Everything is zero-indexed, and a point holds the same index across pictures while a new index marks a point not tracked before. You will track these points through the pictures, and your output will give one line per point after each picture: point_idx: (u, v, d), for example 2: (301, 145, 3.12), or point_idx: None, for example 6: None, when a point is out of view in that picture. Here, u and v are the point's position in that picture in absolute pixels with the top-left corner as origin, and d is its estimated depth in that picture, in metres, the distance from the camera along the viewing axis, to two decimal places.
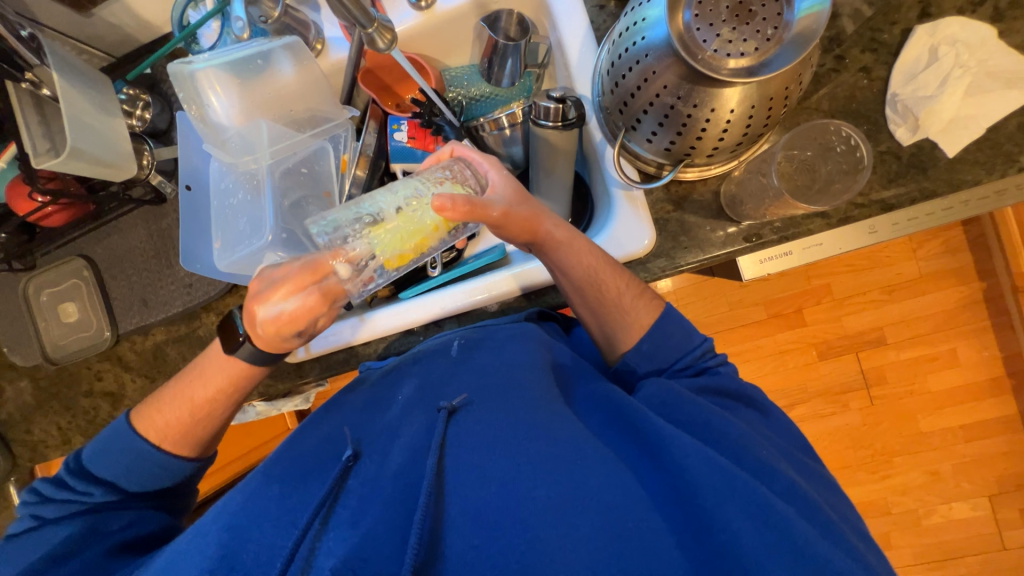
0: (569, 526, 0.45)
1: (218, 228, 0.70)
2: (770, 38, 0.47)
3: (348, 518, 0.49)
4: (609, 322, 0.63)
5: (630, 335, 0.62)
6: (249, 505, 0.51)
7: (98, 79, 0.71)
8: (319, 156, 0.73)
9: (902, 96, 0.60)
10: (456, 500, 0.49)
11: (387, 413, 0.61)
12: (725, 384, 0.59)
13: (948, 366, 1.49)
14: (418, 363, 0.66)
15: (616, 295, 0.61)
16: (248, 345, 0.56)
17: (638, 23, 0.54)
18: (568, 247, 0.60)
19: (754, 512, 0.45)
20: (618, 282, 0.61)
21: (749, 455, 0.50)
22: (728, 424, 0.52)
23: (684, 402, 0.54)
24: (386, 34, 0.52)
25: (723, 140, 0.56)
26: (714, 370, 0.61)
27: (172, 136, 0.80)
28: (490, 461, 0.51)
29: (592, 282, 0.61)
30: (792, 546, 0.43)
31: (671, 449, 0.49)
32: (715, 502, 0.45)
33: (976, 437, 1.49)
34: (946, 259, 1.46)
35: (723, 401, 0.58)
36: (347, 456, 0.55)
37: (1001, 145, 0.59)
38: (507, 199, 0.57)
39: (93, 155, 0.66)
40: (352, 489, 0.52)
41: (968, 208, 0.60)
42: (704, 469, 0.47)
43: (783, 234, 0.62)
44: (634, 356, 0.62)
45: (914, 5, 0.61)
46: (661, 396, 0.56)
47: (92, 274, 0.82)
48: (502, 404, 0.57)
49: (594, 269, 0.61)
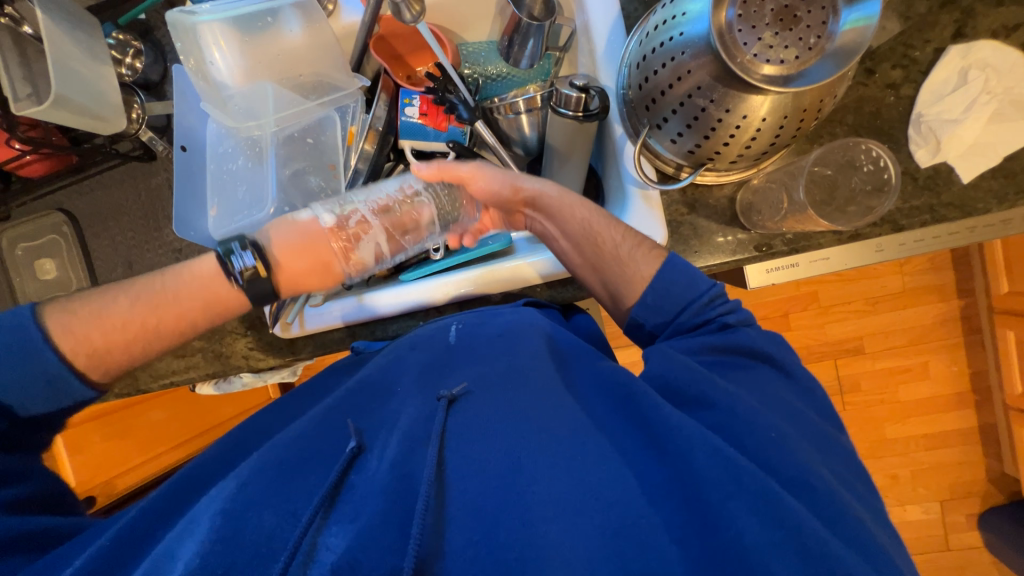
0: (569, 521, 0.45)
1: (215, 193, 0.66)
2: (812, 48, 0.46)
3: (346, 511, 0.48)
4: (614, 279, 0.61)
5: (637, 287, 0.59)
6: (241, 493, 0.49)
7: (86, 21, 0.65)
8: (325, 126, 0.69)
9: (927, 118, 0.60)
10: (456, 495, 0.48)
11: (387, 404, 0.60)
12: (741, 342, 0.56)
13: (919, 378, 1.55)
14: (414, 349, 0.66)
15: (613, 248, 0.61)
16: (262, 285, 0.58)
17: (677, 17, 0.52)
18: (560, 207, 0.64)
19: (763, 507, 0.43)
20: (615, 234, 0.61)
21: (758, 437, 0.48)
22: (736, 404, 0.50)
23: (691, 378, 0.53)
24: (414, 5, 0.49)
25: (751, 147, 0.55)
26: (734, 327, 0.57)
27: (165, 89, 0.74)
28: (489, 453, 0.50)
29: (590, 237, 0.62)
30: (800, 547, 0.42)
31: (676, 438, 0.49)
32: (720, 497, 0.44)
33: (937, 446, 1.57)
34: (931, 275, 1.50)
35: (735, 362, 0.55)
36: (352, 446, 0.53)
37: (1015, 175, 0.60)
38: (487, 178, 0.68)
39: (80, 104, 0.61)
40: (353, 484, 0.50)
41: (975, 234, 0.61)
42: (710, 462, 0.46)
43: (793, 246, 0.63)
44: (643, 310, 0.59)
45: (949, 24, 0.60)
46: (668, 372, 0.54)
47: (73, 230, 0.78)
48: (503, 394, 0.56)
49: (588, 223, 0.62)
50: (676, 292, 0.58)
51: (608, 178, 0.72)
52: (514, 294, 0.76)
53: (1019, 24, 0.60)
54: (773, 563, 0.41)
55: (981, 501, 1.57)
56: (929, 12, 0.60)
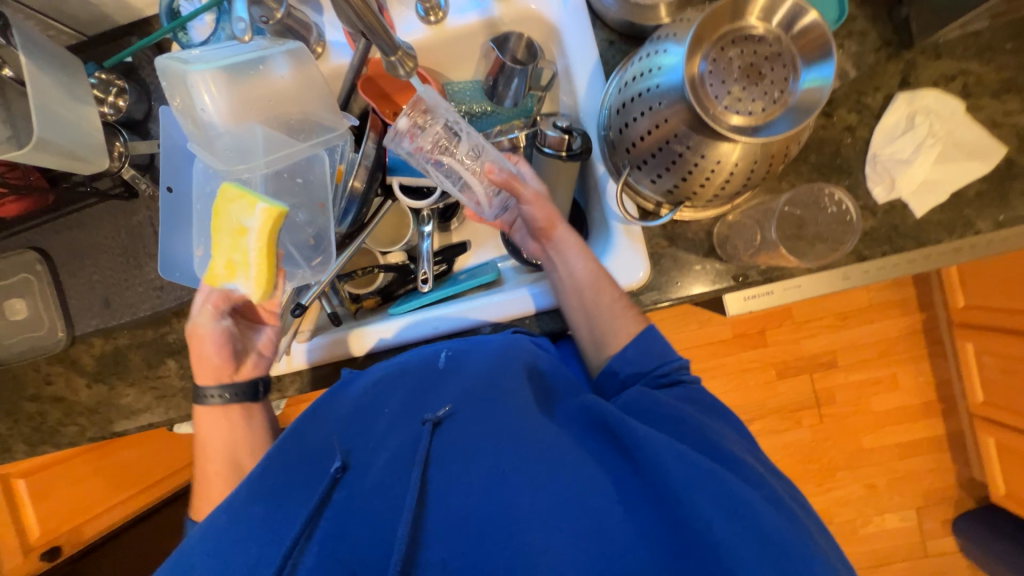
0: (552, 528, 0.45)
1: (201, 233, 0.66)
2: (777, 101, 0.50)
3: (330, 532, 0.48)
4: (600, 330, 0.65)
5: (619, 340, 0.64)
6: (230, 532, 0.49)
7: (69, 62, 0.64)
8: (313, 163, 0.68)
9: (881, 158, 0.65)
10: (440, 508, 0.49)
11: (378, 422, 0.59)
12: (701, 396, 0.61)
13: (889, 389, 1.62)
14: (406, 374, 0.65)
15: (609, 303, 0.64)
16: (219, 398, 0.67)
17: (652, 70, 0.55)
18: (577, 252, 0.66)
19: (725, 500, 0.45)
20: (614, 293, 0.65)
21: (720, 454, 0.51)
22: (701, 426, 0.55)
23: (659, 404, 0.57)
24: (408, 62, 0.51)
25: (726, 187, 0.58)
26: (686, 382, 0.62)
27: (149, 127, 0.74)
28: (471, 468, 0.51)
29: (587, 286, 0.65)
30: (771, 545, 0.43)
31: (643, 446, 0.50)
32: (685, 492, 0.45)
33: (910, 455, 1.63)
34: (894, 291, 1.58)
35: (702, 410, 0.60)
36: (335, 468, 0.53)
37: (962, 210, 0.65)
38: (540, 190, 0.67)
39: (62, 147, 0.60)
40: (337, 503, 0.50)
41: (929, 263, 0.65)
42: (676, 464, 0.47)
43: (767, 276, 0.66)
44: (618, 360, 0.63)
45: (896, 73, 0.66)
46: (638, 408, 0.57)
47: (47, 269, 0.76)
48: (488, 412, 0.57)
49: (596, 276, 0.65)
50: (650, 351, 0.63)
51: (593, 211, 0.75)
52: (505, 327, 0.75)
53: (957, 74, 0.65)
54: (737, 554, 0.42)
55: (952, 507, 1.64)
56: (878, 62, 0.66)
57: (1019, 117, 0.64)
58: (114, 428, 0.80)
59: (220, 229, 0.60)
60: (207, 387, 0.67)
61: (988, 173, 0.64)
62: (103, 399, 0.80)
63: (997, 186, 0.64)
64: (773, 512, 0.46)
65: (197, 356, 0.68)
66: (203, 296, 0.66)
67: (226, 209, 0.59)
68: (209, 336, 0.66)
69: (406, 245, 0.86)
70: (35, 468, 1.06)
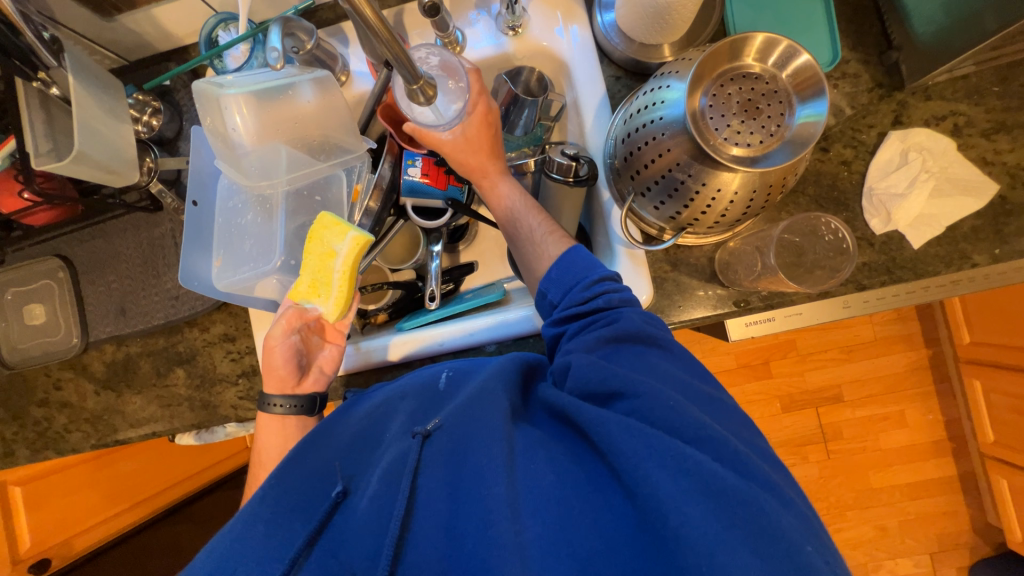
0: (526, 522, 0.47)
1: (222, 245, 0.68)
2: (773, 134, 0.53)
3: (329, 548, 0.51)
4: (528, 256, 0.69)
5: (543, 265, 0.66)
6: (233, 548, 0.51)
7: (112, 84, 0.68)
8: (331, 182, 0.74)
9: (878, 191, 0.67)
10: (422, 513, 0.51)
11: (376, 451, 0.62)
12: (630, 328, 0.57)
13: (897, 426, 1.59)
14: (406, 398, 0.67)
15: (529, 231, 0.69)
16: (280, 407, 0.68)
17: (656, 104, 0.58)
18: (502, 185, 0.72)
19: (671, 465, 0.45)
20: (535, 221, 0.69)
21: (664, 412, 0.49)
22: (645, 385, 0.51)
23: (604, 374, 0.53)
24: (428, 90, 0.50)
25: (725, 216, 0.60)
26: (620, 312, 0.58)
27: (178, 145, 0.79)
28: (450, 475, 0.53)
29: (512, 219, 0.71)
30: (727, 501, 0.43)
31: (595, 428, 0.50)
32: (635, 462, 0.46)
33: (921, 496, 1.58)
34: (898, 326, 1.58)
35: (636, 349, 0.56)
36: (335, 493, 0.56)
37: (958, 243, 0.66)
38: (457, 143, 0.69)
39: (97, 160, 0.64)
40: (338, 523, 0.54)
41: (927, 293, 0.67)
42: (624, 439, 0.47)
43: (768, 302, 0.68)
44: (545, 283, 0.63)
45: (888, 112, 0.69)
46: (580, 381, 0.55)
47: (68, 276, 0.79)
48: (465, 420, 0.57)
49: (517, 211, 0.71)
50: (572, 269, 0.62)
51: (597, 236, 0.77)
52: (509, 346, 0.78)
53: (948, 115, 0.68)
54: (694, 532, 0.41)
55: (967, 552, 1.58)
56: (871, 102, 0.69)
57: (1009, 157, 0.67)
58: (117, 436, 0.81)
59: (311, 251, 0.67)
60: (272, 396, 0.69)
61: (982, 209, 0.66)
62: (108, 407, 0.81)
63: (991, 221, 0.66)
64: (717, 463, 0.45)
65: (266, 367, 0.70)
66: (281, 313, 0.71)
67: (320, 234, 0.66)
68: (280, 346, 0.69)
69: (415, 263, 0.88)
70: (28, 477, 1.05)
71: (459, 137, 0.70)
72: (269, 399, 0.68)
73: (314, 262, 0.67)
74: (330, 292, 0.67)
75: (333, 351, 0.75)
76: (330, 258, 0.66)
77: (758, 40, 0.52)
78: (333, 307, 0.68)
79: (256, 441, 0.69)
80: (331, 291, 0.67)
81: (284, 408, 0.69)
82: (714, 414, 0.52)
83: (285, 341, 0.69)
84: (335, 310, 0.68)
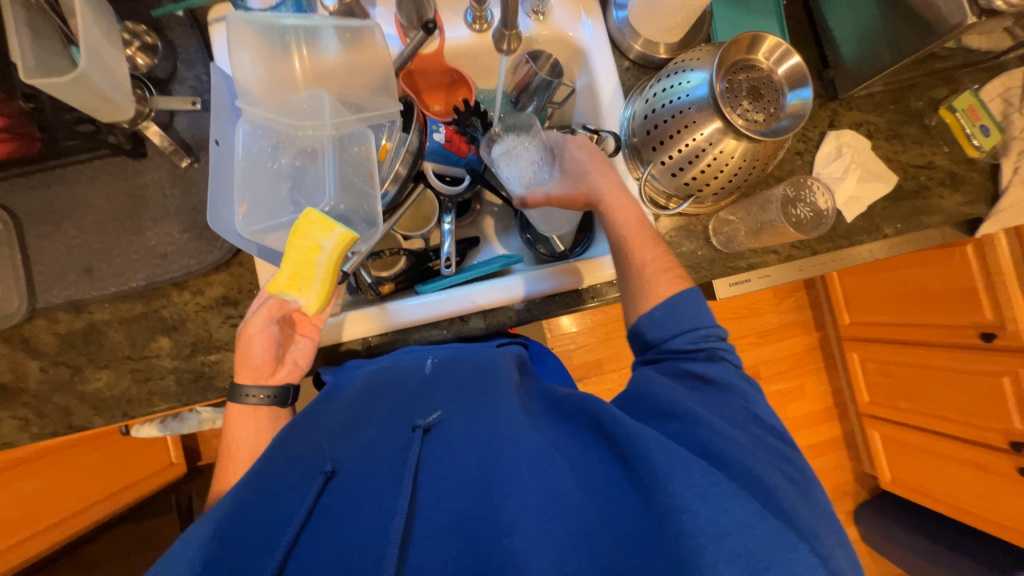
0: (541, 532, 0.45)
1: (245, 190, 0.63)
2: (772, 115, 0.66)
3: (321, 533, 0.46)
4: (630, 290, 0.67)
5: (647, 302, 0.64)
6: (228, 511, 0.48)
7: (104, 8, 0.60)
8: (360, 137, 0.67)
9: (823, 176, 0.86)
10: (425, 513, 0.47)
11: (363, 434, 0.57)
12: (721, 373, 0.58)
13: (800, 397, 1.91)
14: (389, 379, 0.66)
15: (639, 266, 0.66)
16: (252, 399, 0.64)
17: (679, 85, 0.69)
18: (614, 213, 0.68)
19: (712, 497, 0.44)
20: (648, 255, 0.67)
21: (713, 442, 0.50)
22: (702, 417, 0.52)
23: (665, 395, 0.55)
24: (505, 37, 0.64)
25: (731, 182, 0.72)
26: (713, 357, 0.60)
27: (173, 88, 0.71)
28: (462, 470, 0.51)
29: (621, 250, 0.69)
30: (756, 541, 0.42)
31: (634, 443, 0.48)
32: (672, 485, 0.45)
33: (819, 454, 1.91)
34: (797, 312, 1.92)
35: (713, 387, 0.57)
36: (324, 468, 0.52)
37: (874, 219, 0.87)
38: (560, 182, 0.71)
39: (97, 85, 0.56)
40: (322, 509, 0.48)
41: (853, 258, 0.87)
42: (666, 461, 0.46)
43: (751, 263, 0.82)
44: (645, 321, 0.63)
45: (825, 117, 0.89)
46: (641, 398, 0.57)
47: (11, 229, 0.66)
48: (480, 419, 0.56)
49: (628, 242, 0.68)
50: (682, 313, 0.62)
51: None
52: (539, 305, 0.81)
53: (863, 123, 0.90)
54: (714, 557, 0.42)
55: (853, 498, 1.92)
56: (814, 109, 0.89)
57: (902, 156, 0.90)
58: (68, 424, 0.67)
59: (293, 245, 0.60)
60: (245, 386, 0.64)
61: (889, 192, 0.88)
62: (60, 387, 0.67)
63: (895, 203, 0.88)
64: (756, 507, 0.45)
65: (238, 353, 0.64)
66: (261, 300, 0.64)
67: (303, 228, 0.59)
68: (258, 336, 0.63)
69: (426, 234, 0.90)
70: None
71: (568, 174, 0.71)
72: (242, 388, 0.64)
73: (297, 257, 0.60)
74: (315, 287, 0.62)
75: (308, 343, 0.70)
76: (316, 255, 0.60)
77: (767, 41, 0.66)
78: (313, 301, 0.63)
79: (234, 433, 0.64)
80: (315, 287, 0.62)
81: (258, 400, 0.64)
82: (760, 450, 0.52)
83: (261, 333, 0.63)
84: (312, 305, 0.63)
